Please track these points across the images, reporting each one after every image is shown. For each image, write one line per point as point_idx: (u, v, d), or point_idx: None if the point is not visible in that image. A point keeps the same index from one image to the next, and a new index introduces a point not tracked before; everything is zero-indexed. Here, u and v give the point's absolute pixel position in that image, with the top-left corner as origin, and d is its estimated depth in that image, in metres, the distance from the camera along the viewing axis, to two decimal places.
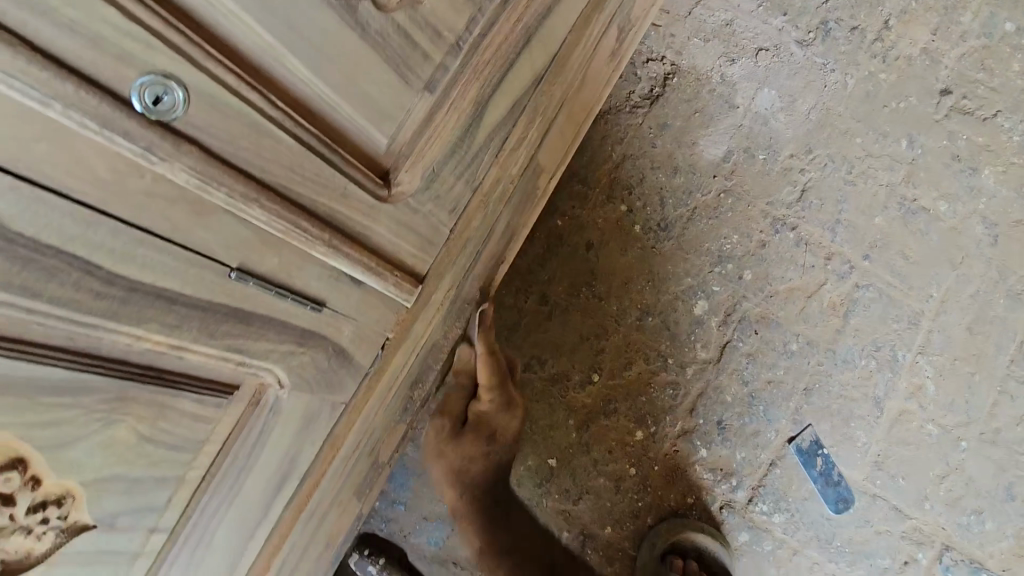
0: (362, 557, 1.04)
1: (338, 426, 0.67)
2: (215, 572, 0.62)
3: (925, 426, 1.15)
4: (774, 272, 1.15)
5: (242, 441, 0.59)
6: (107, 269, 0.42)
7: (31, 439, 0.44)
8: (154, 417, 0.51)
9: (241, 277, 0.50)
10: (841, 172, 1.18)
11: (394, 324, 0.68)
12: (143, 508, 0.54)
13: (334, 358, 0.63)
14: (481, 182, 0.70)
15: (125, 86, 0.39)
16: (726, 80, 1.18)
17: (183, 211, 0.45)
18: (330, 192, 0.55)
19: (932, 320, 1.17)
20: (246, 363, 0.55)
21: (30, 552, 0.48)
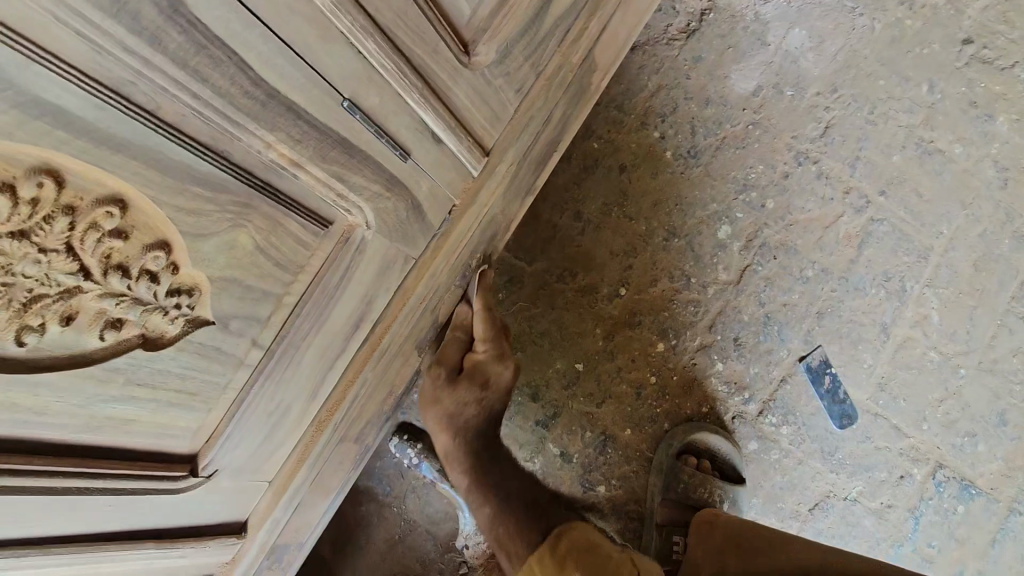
0: (402, 441, 1.11)
1: (409, 278, 0.75)
2: (300, 395, 0.70)
3: (927, 353, 1.23)
4: (795, 202, 1.22)
5: (333, 273, 0.67)
6: (254, 71, 0.50)
7: (178, 223, 0.52)
8: (268, 230, 0.59)
9: (351, 107, 0.58)
10: (863, 112, 1.25)
11: (462, 191, 0.76)
12: (251, 317, 0.62)
13: (412, 210, 0.70)
14: (546, 67, 0.77)
15: None
16: (760, 18, 1.22)
17: (314, 32, 0.52)
18: (425, 46, 0.62)
19: (940, 255, 1.24)
20: (344, 195, 0.63)
21: (165, 332, 0.56)
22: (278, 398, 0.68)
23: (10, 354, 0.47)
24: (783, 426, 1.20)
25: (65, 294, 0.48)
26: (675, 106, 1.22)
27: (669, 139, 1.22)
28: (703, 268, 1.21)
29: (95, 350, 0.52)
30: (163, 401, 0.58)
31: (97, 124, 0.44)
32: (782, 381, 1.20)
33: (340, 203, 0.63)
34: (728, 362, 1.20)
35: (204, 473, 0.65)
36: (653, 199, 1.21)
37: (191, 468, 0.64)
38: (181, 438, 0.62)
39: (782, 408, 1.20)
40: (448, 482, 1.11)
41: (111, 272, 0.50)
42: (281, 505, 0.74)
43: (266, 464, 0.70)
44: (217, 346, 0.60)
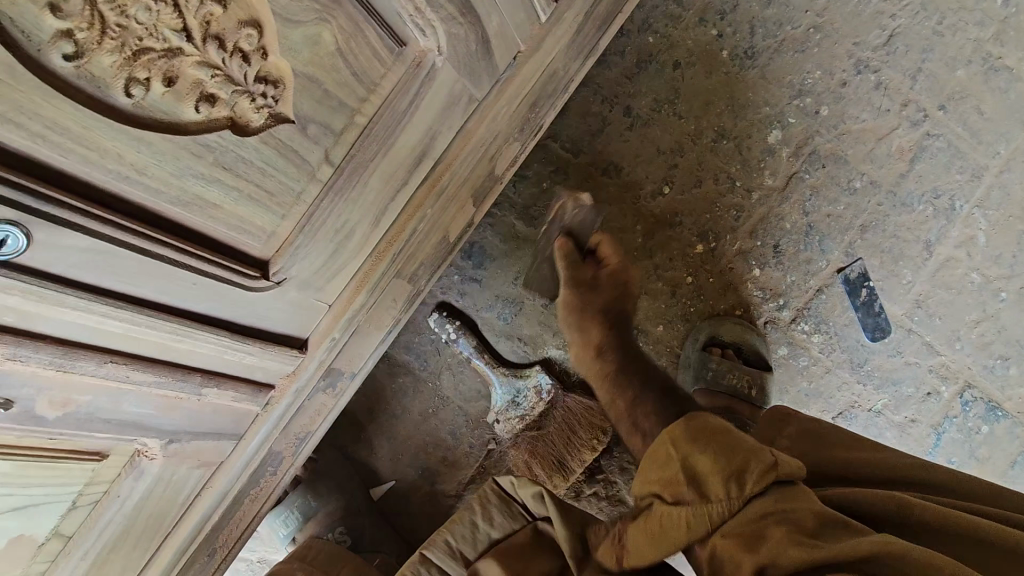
0: (440, 317, 1.16)
1: (472, 119, 0.76)
2: (362, 219, 0.72)
3: (970, 274, 1.21)
4: (850, 111, 1.20)
5: (403, 96, 0.68)
6: None
7: (272, 2, 0.54)
8: (349, 34, 0.60)
9: None
10: (932, 22, 1.20)
11: (529, 37, 0.76)
12: (325, 125, 0.64)
13: (481, 45, 0.71)
14: None
15: None
16: None
17: None
18: None
19: (994, 176, 1.21)
20: (421, 11, 0.64)
21: (250, 121, 0.58)
22: (344, 217, 0.71)
23: (120, 106, 0.50)
24: (814, 335, 1.21)
25: (169, 53, 0.50)
26: (736, 5, 1.19)
27: (726, 38, 1.19)
28: (749, 172, 1.20)
29: (191, 123, 0.55)
30: (243, 193, 0.61)
31: None
32: (818, 291, 1.21)
33: (415, 20, 0.64)
34: (766, 268, 1.21)
35: (275, 279, 0.68)
36: (705, 98, 1.20)
37: (263, 272, 0.68)
38: (255, 239, 0.65)
39: (816, 317, 1.21)
40: (483, 358, 1.15)
41: (210, 42, 0.52)
42: (341, 327, 0.77)
43: (329, 285, 0.74)
44: (295, 148, 0.63)
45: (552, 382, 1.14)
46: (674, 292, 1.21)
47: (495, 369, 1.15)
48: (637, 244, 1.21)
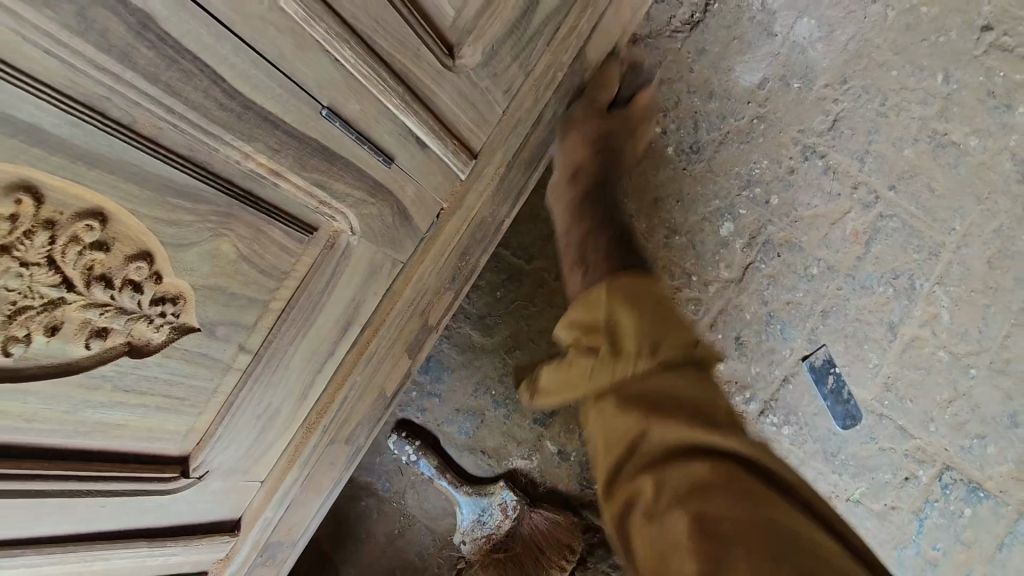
0: (400, 438, 1.14)
1: (397, 281, 0.76)
2: (285, 397, 0.71)
3: (937, 353, 1.19)
4: (800, 198, 1.20)
5: (319, 279, 0.67)
6: (228, 83, 0.50)
7: (159, 234, 0.53)
8: (251, 239, 0.59)
9: (330, 115, 0.58)
10: (875, 103, 1.21)
11: (449, 195, 0.76)
12: (236, 323, 0.63)
13: (397, 215, 0.70)
14: (534, 67, 0.76)
15: None
16: (766, 7, 1.18)
17: (289, 42, 0.52)
18: (406, 51, 0.61)
19: (953, 252, 1.20)
20: (327, 203, 0.63)
21: (150, 340, 0.57)
22: (267, 400, 0.70)
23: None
24: (784, 427, 1.20)
25: (51, 305, 0.49)
26: (678, 101, 1.20)
27: (670, 134, 1.20)
28: (704, 266, 1.20)
29: (83, 359, 0.53)
30: (152, 406, 0.60)
31: (72, 141, 0.44)
32: (784, 380, 1.19)
33: (323, 210, 0.63)
34: (729, 362, 1.20)
35: (195, 474, 0.67)
36: (653, 195, 1.20)
37: (183, 469, 0.66)
38: (170, 442, 0.64)
39: (784, 409, 1.19)
40: (446, 478, 1.13)
41: (95, 284, 0.51)
42: (273, 503, 0.77)
43: (256, 465, 0.73)
44: (204, 351, 0.61)
45: (517, 497, 1.12)
46: None
47: (459, 488, 1.13)
48: None
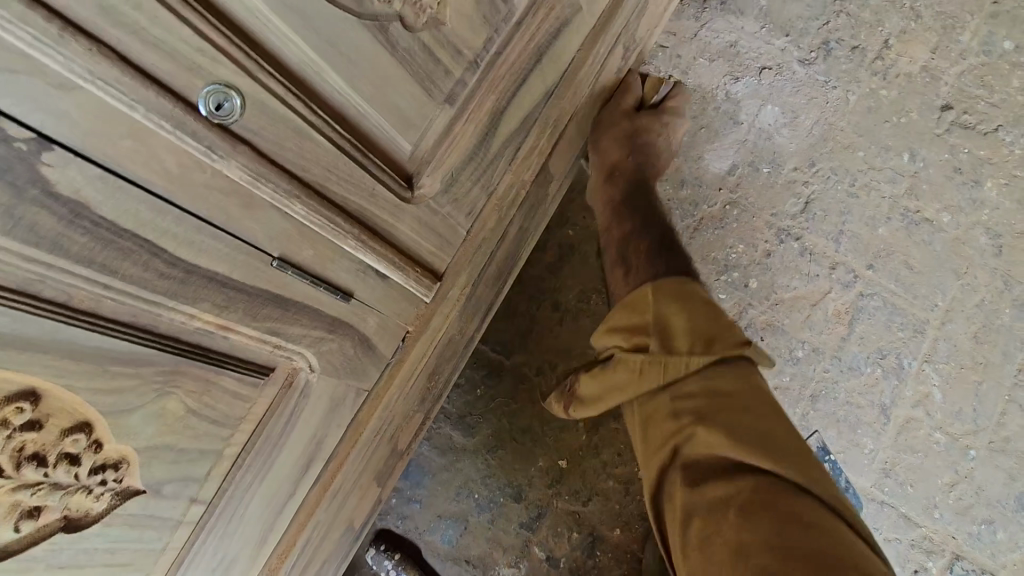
0: (378, 552, 1.11)
1: (362, 411, 0.73)
2: (244, 544, 0.68)
3: (933, 435, 1.16)
4: (779, 280, 1.19)
5: (277, 420, 0.64)
6: (169, 251, 0.48)
7: (98, 404, 0.50)
8: (201, 392, 0.57)
9: (282, 265, 0.56)
10: (845, 185, 1.22)
11: (413, 318, 0.74)
12: (185, 478, 0.59)
13: (359, 347, 0.69)
14: (496, 187, 0.76)
15: (194, 93, 0.46)
16: (730, 97, 1.24)
17: (236, 204, 0.51)
18: (362, 192, 0.61)
19: (938, 328, 1.19)
20: (283, 346, 0.61)
21: (89, 510, 0.53)
22: (221, 553, 0.66)
23: None
24: None
25: None
26: None
27: None
28: None
29: (9, 544, 0.48)
30: None
31: (1, 329, 0.42)
32: None
33: (279, 352, 0.61)
34: None
35: None
36: None
37: None
38: None
39: None
40: None
41: (25, 465, 0.46)
42: None
43: None
44: (151, 512, 0.58)
45: None
46: (627, 490, 1.11)
47: None
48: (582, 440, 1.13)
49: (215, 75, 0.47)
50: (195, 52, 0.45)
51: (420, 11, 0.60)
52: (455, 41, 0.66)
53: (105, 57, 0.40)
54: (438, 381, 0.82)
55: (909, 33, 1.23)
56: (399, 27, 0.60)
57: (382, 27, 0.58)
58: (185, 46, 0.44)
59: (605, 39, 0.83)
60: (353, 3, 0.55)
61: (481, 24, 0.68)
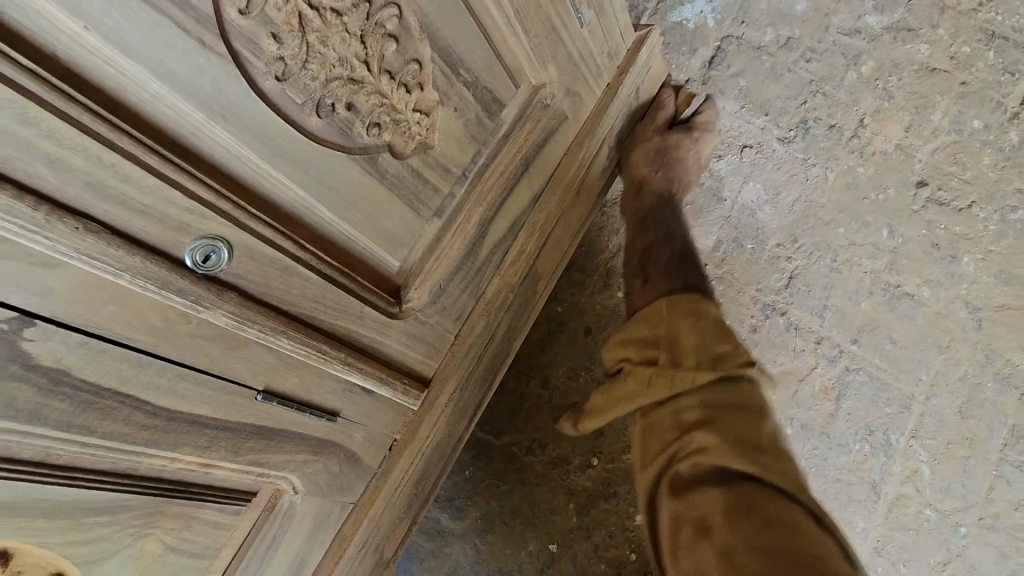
0: None
1: (347, 524, 0.72)
2: None
3: (923, 512, 1.16)
4: (766, 356, 1.23)
5: (258, 544, 0.63)
6: (151, 402, 0.48)
7: (72, 556, 0.49)
8: (179, 528, 0.56)
9: (266, 398, 0.56)
10: (827, 260, 1.24)
11: (401, 426, 0.73)
12: None
13: (345, 463, 0.68)
14: (484, 291, 0.78)
15: (180, 249, 0.46)
16: (714, 175, 1.28)
17: (221, 347, 0.51)
18: (349, 315, 0.62)
19: (924, 403, 1.19)
20: (265, 474, 0.60)
21: None
22: None
23: None
24: None
25: None
26: None
27: None
28: None
29: None
30: None
31: None
32: None
33: (263, 479, 0.60)
34: None
35: None
36: None
37: None
38: None
39: None
40: None
41: None
42: None
43: None
44: None
45: None
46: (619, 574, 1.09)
47: None
48: (572, 523, 1.11)
49: (205, 231, 0.48)
50: (183, 211, 0.46)
51: (408, 140, 0.62)
52: (444, 161, 0.67)
53: (92, 231, 0.40)
54: (423, 485, 0.81)
55: (882, 112, 1.26)
56: (387, 156, 0.61)
57: (371, 157, 0.60)
58: (174, 207, 0.45)
59: (591, 144, 0.87)
60: (344, 140, 0.57)
61: (468, 142, 0.69)
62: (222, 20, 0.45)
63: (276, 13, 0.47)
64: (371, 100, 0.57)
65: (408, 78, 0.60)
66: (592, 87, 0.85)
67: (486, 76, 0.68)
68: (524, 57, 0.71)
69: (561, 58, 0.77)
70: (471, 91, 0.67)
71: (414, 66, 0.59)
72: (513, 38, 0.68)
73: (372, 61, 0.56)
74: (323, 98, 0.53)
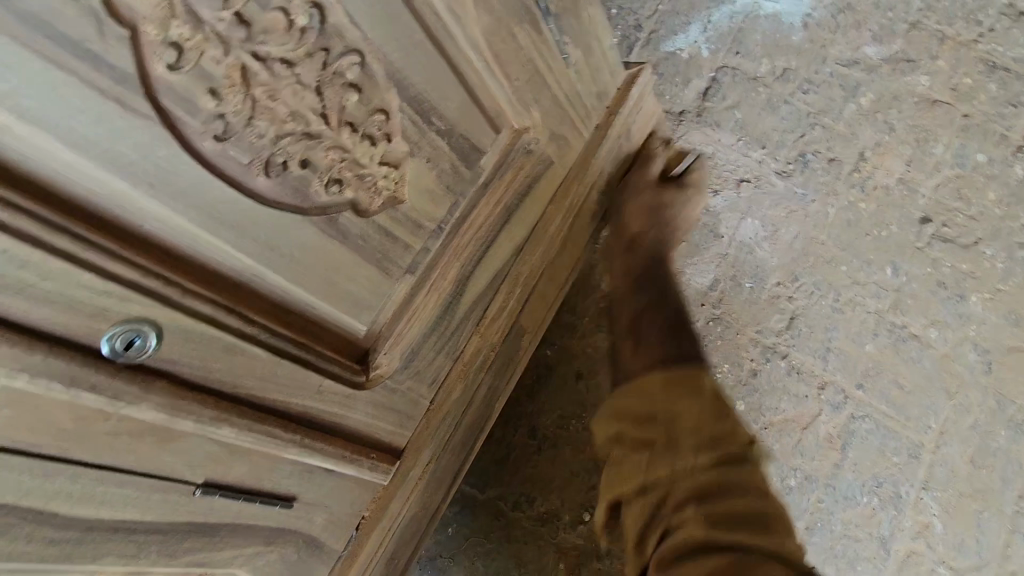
0: None
1: None
2: None
3: (936, 570, 1.09)
4: (767, 403, 1.16)
5: None
6: (62, 513, 0.42)
7: None
8: None
9: (207, 492, 0.49)
10: (829, 300, 1.18)
11: (371, 502, 0.67)
12: None
13: (304, 549, 0.61)
14: (462, 352, 0.73)
15: (96, 337, 0.40)
16: (710, 211, 1.22)
17: (149, 441, 0.45)
18: (306, 391, 0.55)
19: (933, 452, 1.12)
20: (208, 572, 0.53)
21: None
22: None
23: None
24: None
25: None
26: None
27: None
28: None
29: None
30: None
31: None
32: None
33: None
34: None
35: None
36: None
37: None
38: None
39: None
40: None
41: None
42: None
43: None
44: None
45: None
46: None
47: None
48: None
49: (127, 314, 0.41)
50: (99, 295, 0.40)
51: (374, 196, 0.56)
52: (415, 216, 0.62)
53: None
54: (397, 563, 0.74)
55: (884, 145, 1.21)
56: (350, 215, 0.55)
57: (331, 217, 0.53)
58: (87, 291, 0.39)
59: (579, 188, 0.82)
60: (300, 200, 0.51)
61: (443, 195, 0.64)
62: (147, 75, 0.39)
63: (214, 66, 0.42)
64: (330, 155, 0.51)
65: (373, 129, 0.54)
66: (580, 129, 0.80)
67: (462, 123, 0.62)
68: (505, 101, 0.66)
69: (545, 100, 0.71)
70: (445, 140, 0.61)
71: (380, 116, 0.54)
72: (491, 82, 0.63)
73: (331, 114, 0.50)
74: (273, 156, 0.47)
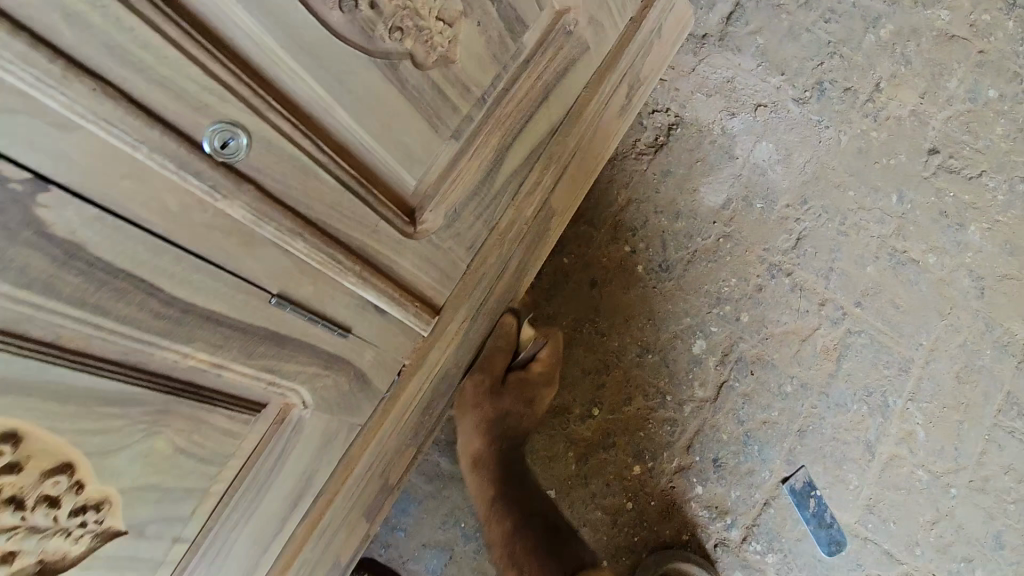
0: None
1: (353, 447, 0.73)
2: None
3: (915, 472, 1.18)
4: (770, 315, 1.21)
5: (267, 457, 0.62)
6: (166, 291, 0.47)
7: (81, 446, 0.46)
8: (191, 430, 0.54)
9: (280, 302, 0.55)
10: (835, 223, 1.23)
11: (411, 352, 0.74)
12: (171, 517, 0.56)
13: (354, 381, 0.67)
14: (497, 224, 0.78)
15: (198, 131, 0.45)
16: (726, 133, 1.25)
17: (237, 241, 0.50)
18: (364, 227, 0.61)
19: (921, 368, 1.20)
20: (277, 383, 0.59)
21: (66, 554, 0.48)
22: None
23: None
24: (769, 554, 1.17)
25: None
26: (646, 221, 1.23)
27: (640, 252, 1.23)
28: (678, 386, 1.20)
29: None
30: None
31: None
32: (765, 504, 1.17)
33: (273, 389, 0.59)
34: (708, 485, 1.18)
35: None
36: (624, 314, 1.21)
37: None
38: None
39: (767, 535, 1.17)
40: None
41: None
42: None
43: None
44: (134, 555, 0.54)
45: None
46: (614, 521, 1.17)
47: None
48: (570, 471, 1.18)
49: (223, 114, 0.46)
50: (203, 91, 0.44)
51: (430, 51, 0.60)
52: (464, 79, 0.66)
53: (111, 97, 0.39)
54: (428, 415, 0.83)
55: (898, 77, 1.24)
56: (409, 66, 0.59)
57: (393, 63, 0.58)
58: (192, 84, 0.44)
59: (611, 80, 0.86)
60: (366, 41, 0.54)
61: (490, 63, 0.68)
62: None
63: None
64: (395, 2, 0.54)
65: None
66: (615, 21, 0.83)
67: None
68: None
69: None
70: (495, 7, 0.65)
71: None
72: None
73: None
74: None
